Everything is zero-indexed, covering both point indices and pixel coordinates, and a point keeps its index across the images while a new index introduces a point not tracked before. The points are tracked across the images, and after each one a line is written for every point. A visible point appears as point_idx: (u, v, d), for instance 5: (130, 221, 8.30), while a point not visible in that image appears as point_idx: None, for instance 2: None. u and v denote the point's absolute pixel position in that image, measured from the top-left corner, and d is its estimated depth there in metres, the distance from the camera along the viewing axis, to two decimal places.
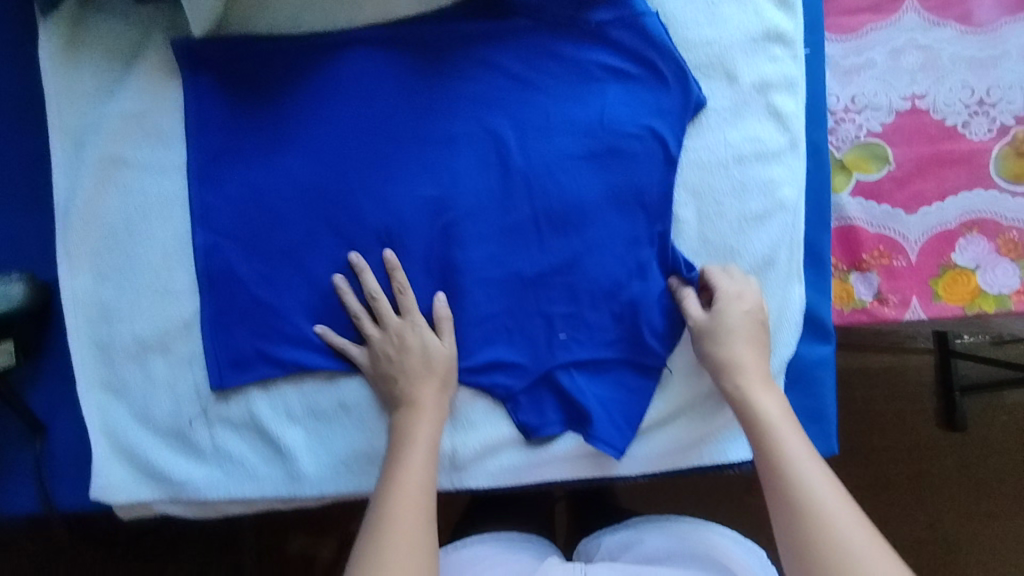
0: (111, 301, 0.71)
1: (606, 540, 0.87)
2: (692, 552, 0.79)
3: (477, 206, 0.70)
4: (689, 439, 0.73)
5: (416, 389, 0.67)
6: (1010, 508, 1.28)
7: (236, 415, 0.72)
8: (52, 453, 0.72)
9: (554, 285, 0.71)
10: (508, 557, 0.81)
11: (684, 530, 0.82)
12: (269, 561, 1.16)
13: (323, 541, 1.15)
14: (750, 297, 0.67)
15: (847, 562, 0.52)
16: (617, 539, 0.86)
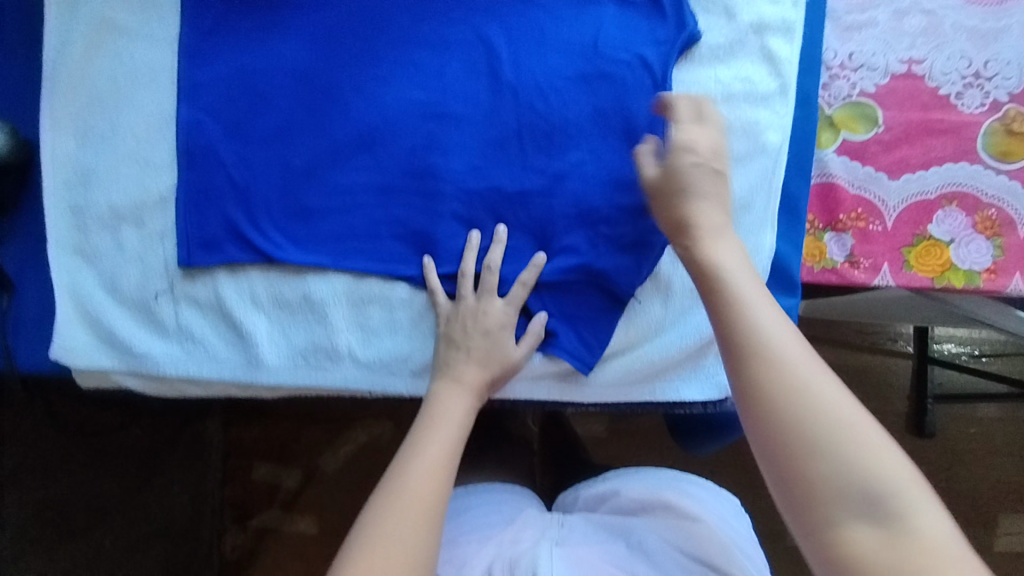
0: (91, 166, 0.72)
1: (582, 493, 0.81)
2: (666, 501, 0.73)
3: (463, 114, 0.72)
4: (643, 373, 0.73)
5: (464, 367, 0.68)
6: (994, 507, 1.28)
7: (202, 295, 0.73)
8: (16, 313, 0.73)
9: (530, 204, 0.72)
10: (484, 509, 0.77)
11: (657, 482, 0.77)
12: (235, 487, 1.22)
13: (290, 471, 1.22)
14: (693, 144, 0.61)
15: (795, 398, 0.49)
16: (594, 491, 0.80)
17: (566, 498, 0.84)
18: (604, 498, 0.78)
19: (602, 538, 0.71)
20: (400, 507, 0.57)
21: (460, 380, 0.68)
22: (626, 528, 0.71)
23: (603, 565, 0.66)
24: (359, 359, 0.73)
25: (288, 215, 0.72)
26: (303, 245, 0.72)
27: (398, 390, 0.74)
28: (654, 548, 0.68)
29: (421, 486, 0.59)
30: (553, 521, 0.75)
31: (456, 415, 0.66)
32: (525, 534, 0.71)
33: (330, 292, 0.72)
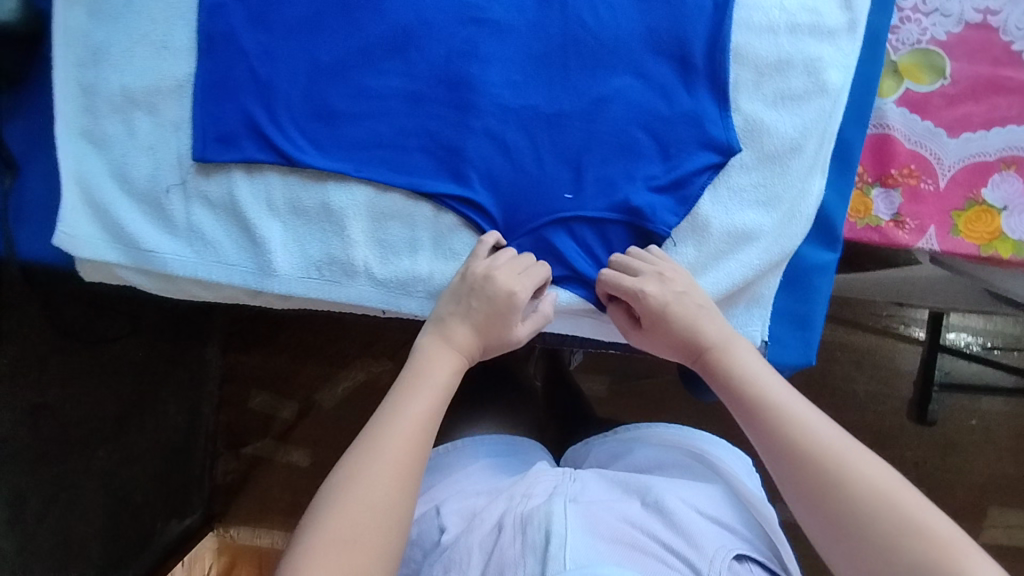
0: (105, 45, 0.68)
1: (595, 448, 0.80)
2: (682, 458, 0.72)
3: (506, 23, 0.67)
4: None
5: (456, 324, 0.62)
6: (987, 500, 1.27)
7: (216, 194, 0.69)
8: (20, 195, 0.70)
9: (568, 127, 0.67)
10: (497, 461, 0.77)
11: (670, 438, 0.75)
12: (225, 414, 1.22)
13: (284, 404, 1.21)
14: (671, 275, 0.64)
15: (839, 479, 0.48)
16: (606, 448, 0.80)
17: (577, 451, 0.84)
18: (618, 455, 0.77)
19: (617, 496, 0.64)
20: (371, 473, 0.53)
21: (449, 333, 0.62)
22: (642, 486, 0.65)
23: (616, 525, 0.59)
24: (376, 276, 0.70)
25: (311, 117, 0.68)
26: (325, 150, 0.68)
27: (413, 312, 0.71)
28: (671, 507, 0.61)
29: (392, 452, 0.54)
30: (564, 473, 0.68)
31: (443, 370, 0.60)
32: (536, 489, 0.65)
33: (352, 202, 0.69)
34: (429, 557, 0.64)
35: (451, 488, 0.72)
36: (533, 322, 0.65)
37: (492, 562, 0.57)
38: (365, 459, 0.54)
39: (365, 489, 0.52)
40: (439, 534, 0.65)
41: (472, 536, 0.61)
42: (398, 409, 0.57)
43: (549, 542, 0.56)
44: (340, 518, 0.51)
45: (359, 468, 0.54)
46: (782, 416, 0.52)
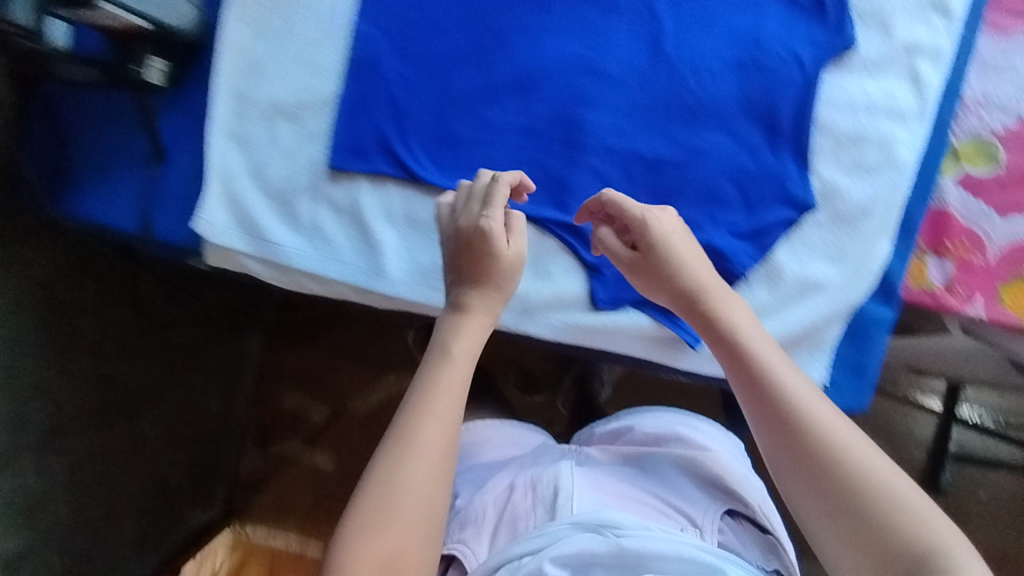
0: (262, 59, 0.76)
1: (597, 430, 0.82)
2: (678, 434, 0.74)
3: (619, 75, 0.75)
4: None
5: (465, 290, 0.60)
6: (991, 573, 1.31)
7: (341, 199, 0.77)
8: (163, 182, 0.78)
9: (664, 174, 0.75)
10: (507, 440, 0.81)
11: (669, 419, 0.77)
12: (262, 408, 1.25)
13: (317, 405, 1.25)
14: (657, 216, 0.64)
15: (837, 457, 0.50)
16: (607, 428, 0.81)
17: (581, 436, 0.85)
18: (618, 434, 0.79)
19: (619, 463, 0.71)
20: (417, 464, 0.52)
21: (481, 307, 0.60)
22: (639, 456, 0.72)
23: (617, 487, 0.67)
24: None
25: (436, 140, 0.76)
26: (444, 169, 0.76)
27: (504, 324, 0.78)
28: (668, 473, 0.68)
29: (437, 438, 0.54)
30: (572, 449, 0.75)
31: (471, 340, 0.59)
32: (544, 458, 0.73)
33: None
34: None
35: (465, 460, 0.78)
36: (513, 246, 0.61)
37: (505, 513, 0.64)
38: (410, 451, 0.52)
39: (417, 480, 0.52)
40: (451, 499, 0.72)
41: (485, 496, 0.67)
42: (432, 388, 0.55)
43: (557, 495, 0.63)
44: (395, 515, 0.50)
45: (405, 458, 0.52)
46: (788, 398, 0.53)
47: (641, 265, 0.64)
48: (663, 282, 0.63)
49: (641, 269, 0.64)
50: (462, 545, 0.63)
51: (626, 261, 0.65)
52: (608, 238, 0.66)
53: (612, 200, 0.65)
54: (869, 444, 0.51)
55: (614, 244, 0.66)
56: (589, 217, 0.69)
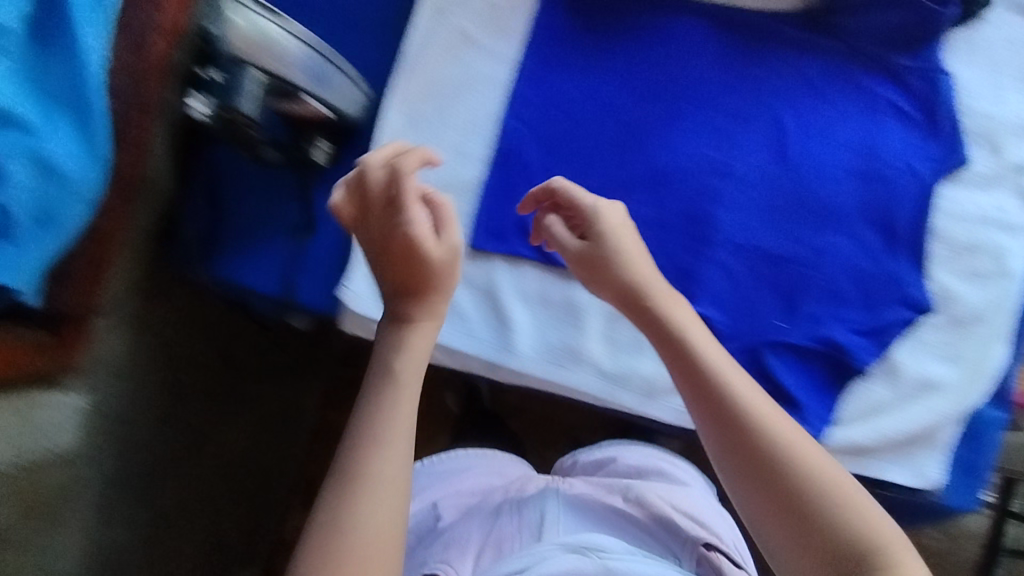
0: (413, 144, 0.81)
1: (579, 458, 0.90)
2: (658, 466, 0.85)
3: (747, 177, 0.80)
4: (861, 446, 0.78)
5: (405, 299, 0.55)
6: None
7: (479, 278, 0.81)
8: (309, 251, 0.82)
9: (788, 270, 0.79)
10: (495, 467, 0.85)
11: (647, 453, 0.87)
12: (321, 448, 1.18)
13: None
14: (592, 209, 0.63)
15: (798, 468, 0.50)
16: (592, 457, 0.89)
17: (563, 465, 0.92)
18: (602, 465, 0.87)
19: (602, 491, 0.80)
20: (371, 502, 0.48)
21: (420, 324, 0.55)
22: (624, 484, 0.80)
23: (598, 512, 0.76)
24: (602, 368, 0.80)
25: None
26: None
27: (627, 404, 0.81)
28: (648, 501, 0.77)
29: (390, 466, 0.50)
30: (553, 479, 0.82)
31: (417, 355, 0.55)
32: (529, 487, 0.80)
33: (595, 302, 0.80)
34: (428, 538, 0.75)
35: (451, 484, 0.82)
36: (443, 240, 0.55)
37: (491, 534, 0.72)
38: (364, 481, 0.49)
39: (379, 509, 0.48)
40: (434, 522, 0.77)
41: (473, 520, 0.75)
42: (387, 412, 0.51)
43: (543, 521, 0.72)
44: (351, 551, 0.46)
45: (355, 489, 0.48)
46: (746, 420, 0.52)
47: (602, 265, 0.61)
48: (607, 282, 0.61)
49: (587, 263, 0.62)
50: (445, 563, 0.68)
51: (575, 260, 0.63)
52: (558, 240, 0.64)
53: (593, 211, 0.63)
54: (815, 449, 0.52)
55: (563, 242, 0.64)
56: (533, 204, 0.68)
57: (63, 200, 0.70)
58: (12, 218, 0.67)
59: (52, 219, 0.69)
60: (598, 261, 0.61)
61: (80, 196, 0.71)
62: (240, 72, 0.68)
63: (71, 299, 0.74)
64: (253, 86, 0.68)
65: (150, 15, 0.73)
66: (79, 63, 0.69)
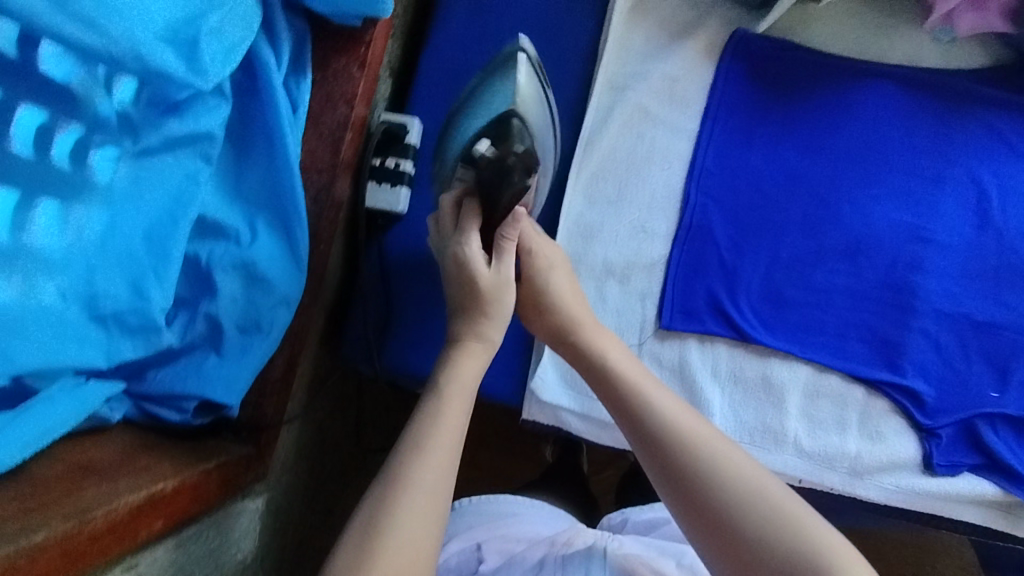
0: (595, 223, 0.80)
1: (631, 517, 0.88)
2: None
3: (949, 243, 0.77)
4: None
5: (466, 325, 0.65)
6: None
7: (668, 357, 0.78)
8: None
9: (1000, 338, 0.76)
10: (538, 517, 0.86)
11: None
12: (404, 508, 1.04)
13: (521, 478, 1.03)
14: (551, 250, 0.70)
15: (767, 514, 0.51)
16: (642, 517, 0.87)
17: (612, 520, 0.91)
18: (654, 525, 0.85)
19: (654, 553, 0.75)
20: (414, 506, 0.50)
21: (471, 352, 0.63)
22: (678, 550, 0.77)
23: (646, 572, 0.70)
24: (806, 450, 0.77)
25: (765, 302, 0.78)
26: (770, 329, 0.78)
27: (831, 484, 0.77)
28: (703, 574, 0.73)
29: (433, 472, 0.53)
30: (603, 534, 0.79)
31: (463, 382, 0.60)
32: (576, 539, 0.77)
33: (790, 378, 0.77)
34: None
35: (493, 527, 0.83)
36: (496, 270, 0.65)
37: None
38: (410, 482, 0.51)
39: (417, 505, 0.50)
40: (478, 564, 0.76)
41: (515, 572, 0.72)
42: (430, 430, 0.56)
43: None
44: (385, 553, 0.47)
45: (399, 497, 0.50)
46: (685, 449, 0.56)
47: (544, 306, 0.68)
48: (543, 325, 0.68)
49: (533, 306, 0.68)
50: None
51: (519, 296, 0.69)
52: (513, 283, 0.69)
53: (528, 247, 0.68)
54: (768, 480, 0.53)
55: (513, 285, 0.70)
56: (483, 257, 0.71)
57: (268, 307, 0.68)
58: (223, 332, 0.65)
59: (259, 329, 0.67)
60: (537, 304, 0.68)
61: (283, 301, 0.69)
62: (508, 128, 0.61)
63: (266, 409, 0.70)
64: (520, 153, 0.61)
65: (346, 113, 0.73)
66: (281, 167, 0.69)
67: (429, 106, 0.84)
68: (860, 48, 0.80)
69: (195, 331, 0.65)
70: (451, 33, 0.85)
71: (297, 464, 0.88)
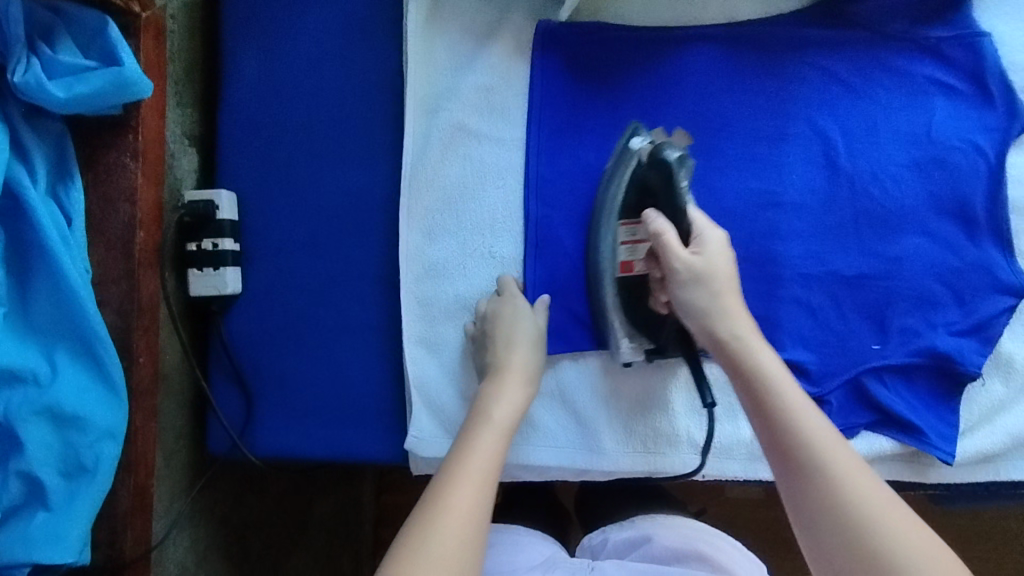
0: (438, 260, 0.75)
1: (612, 538, 0.79)
2: (701, 552, 0.72)
3: (804, 202, 0.73)
4: (994, 452, 0.72)
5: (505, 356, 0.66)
6: None
7: (544, 385, 0.75)
8: (354, 397, 0.76)
9: (871, 288, 0.73)
10: (515, 545, 0.76)
11: (695, 533, 0.76)
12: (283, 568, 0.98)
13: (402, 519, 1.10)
14: (715, 249, 0.63)
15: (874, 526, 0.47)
16: (624, 537, 0.78)
17: (593, 541, 0.82)
18: (635, 545, 0.76)
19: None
20: (448, 528, 0.49)
21: (516, 361, 0.66)
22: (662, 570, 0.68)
23: None
24: (701, 446, 0.74)
25: None
26: None
27: (735, 472, 0.74)
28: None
29: (478, 472, 0.54)
30: (583, 564, 0.72)
31: (510, 410, 0.61)
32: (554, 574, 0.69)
33: (672, 376, 0.74)
34: None
35: None
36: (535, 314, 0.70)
37: None
38: (459, 482, 0.52)
39: (464, 499, 0.51)
40: None
41: None
42: (474, 441, 0.57)
43: None
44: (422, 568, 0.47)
45: (437, 513, 0.50)
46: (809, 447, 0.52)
47: (706, 281, 0.61)
48: (692, 316, 0.62)
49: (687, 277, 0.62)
50: None
51: (680, 270, 0.62)
52: (675, 255, 0.62)
53: (694, 232, 0.64)
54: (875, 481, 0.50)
55: (674, 260, 0.63)
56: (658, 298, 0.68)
57: (88, 446, 0.63)
58: (42, 484, 0.61)
59: (84, 470, 0.63)
60: (702, 273, 0.61)
61: (107, 433, 0.64)
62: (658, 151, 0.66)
63: (123, 544, 0.68)
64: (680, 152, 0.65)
65: (130, 213, 0.68)
66: (66, 291, 0.63)
67: (238, 172, 0.78)
68: (672, 15, 0.75)
69: (11, 492, 0.61)
70: (243, 87, 0.78)
71: (206, 567, 0.85)
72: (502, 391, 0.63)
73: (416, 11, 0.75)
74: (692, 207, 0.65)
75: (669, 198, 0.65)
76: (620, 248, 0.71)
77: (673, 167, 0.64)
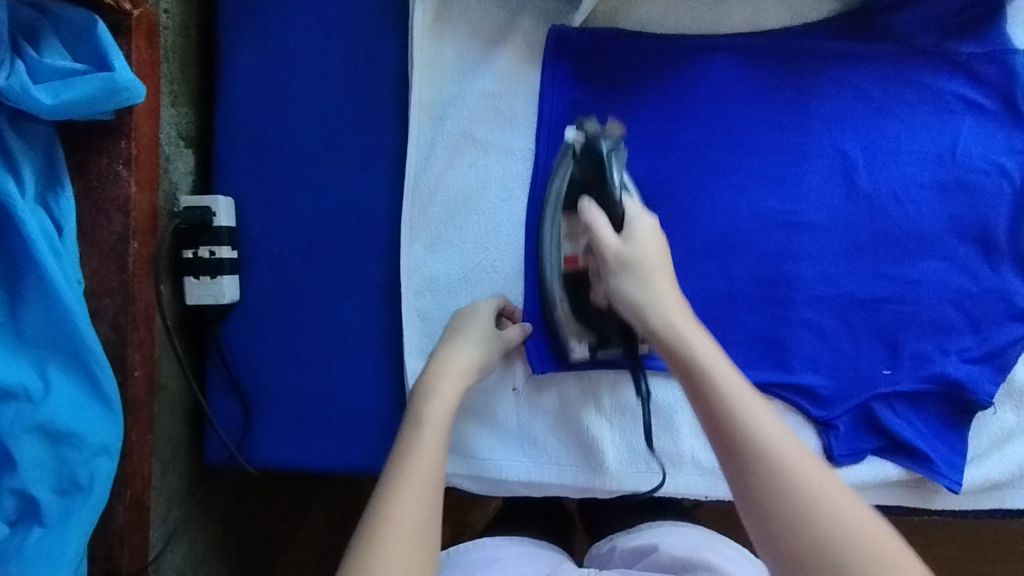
0: (440, 273, 0.73)
1: (619, 546, 0.77)
2: (707, 560, 0.70)
3: (820, 222, 0.71)
4: (1001, 480, 0.71)
5: (448, 353, 0.63)
6: None
7: (547, 402, 0.73)
8: (352, 410, 0.74)
9: (885, 313, 0.71)
10: (520, 558, 0.74)
11: (704, 541, 0.74)
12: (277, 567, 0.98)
13: None
14: (643, 234, 0.60)
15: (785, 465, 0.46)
16: (630, 545, 0.77)
17: (600, 549, 0.81)
18: (642, 554, 0.74)
19: None
20: (391, 545, 0.47)
21: (456, 354, 0.62)
22: None
23: None
24: (704, 467, 0.73)
25: None
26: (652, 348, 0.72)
27: None
28: None
29: (421, 477, 0.52)
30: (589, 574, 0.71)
31: (445, 402, 0.58)
32: None
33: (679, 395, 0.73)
34: None
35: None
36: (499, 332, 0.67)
37: None
38: (401, 491, 0.50)
39: (407, 511, 0.49)
40: None
41: None
42: (415, 443, 0.54)
43: None
44: None
45: (376, 529, 0.48)
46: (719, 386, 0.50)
47: (632, 265, 0.58)
48: (625, 308, 0.58)
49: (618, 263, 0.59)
50: None
51: (611, 257, 0.59)
52: (604, 241, 0.60)
53: (626, 220, 0.61)
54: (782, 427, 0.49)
55: (603, 248, 0.60)
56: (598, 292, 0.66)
57: (84, 463, 0.62)
58: (37, 502, 0.60)
59: (79, 487, 0.62)
60: (628, 258, 0.58)
61: (103, 450, 0.63)
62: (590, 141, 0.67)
63: (120, 557, 0.68)
64: (612, 143, 0.66)
65: (123, 222, 0.65)
66: (58, 305, 0.60)
67: (234, 176, 0.75)
68: (691, 22, 0.72)
69: (6, 509, 0.60)
70: (241, 85, 0.74)
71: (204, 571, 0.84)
72: (443, 385, 0.59)
73: (423, 11, 0.71)
74: (624, 198, 0.63)
75: (600, 189, 0.65)
76: (564, 242, 0.69)
77: (605, 156, 0.65)
